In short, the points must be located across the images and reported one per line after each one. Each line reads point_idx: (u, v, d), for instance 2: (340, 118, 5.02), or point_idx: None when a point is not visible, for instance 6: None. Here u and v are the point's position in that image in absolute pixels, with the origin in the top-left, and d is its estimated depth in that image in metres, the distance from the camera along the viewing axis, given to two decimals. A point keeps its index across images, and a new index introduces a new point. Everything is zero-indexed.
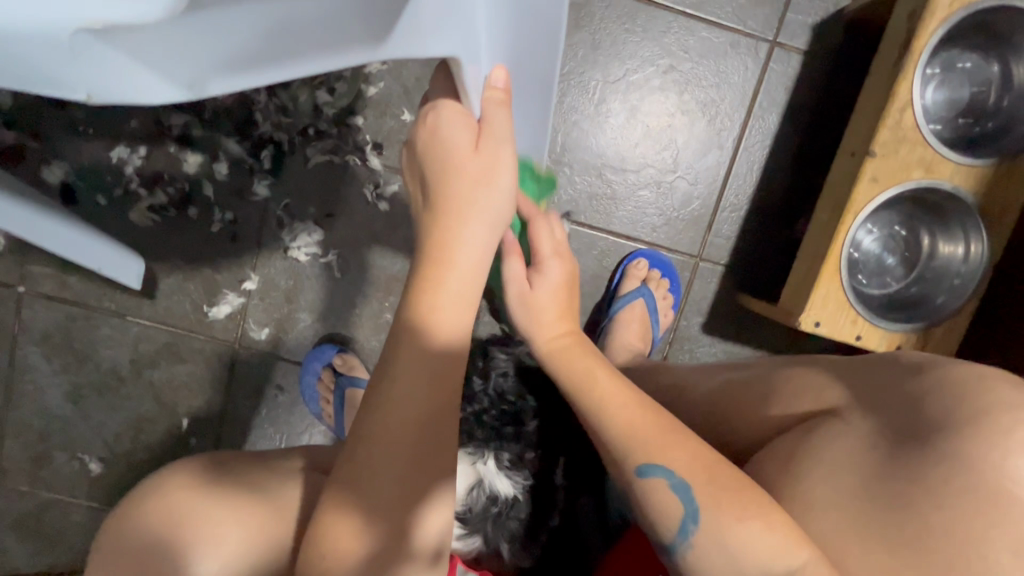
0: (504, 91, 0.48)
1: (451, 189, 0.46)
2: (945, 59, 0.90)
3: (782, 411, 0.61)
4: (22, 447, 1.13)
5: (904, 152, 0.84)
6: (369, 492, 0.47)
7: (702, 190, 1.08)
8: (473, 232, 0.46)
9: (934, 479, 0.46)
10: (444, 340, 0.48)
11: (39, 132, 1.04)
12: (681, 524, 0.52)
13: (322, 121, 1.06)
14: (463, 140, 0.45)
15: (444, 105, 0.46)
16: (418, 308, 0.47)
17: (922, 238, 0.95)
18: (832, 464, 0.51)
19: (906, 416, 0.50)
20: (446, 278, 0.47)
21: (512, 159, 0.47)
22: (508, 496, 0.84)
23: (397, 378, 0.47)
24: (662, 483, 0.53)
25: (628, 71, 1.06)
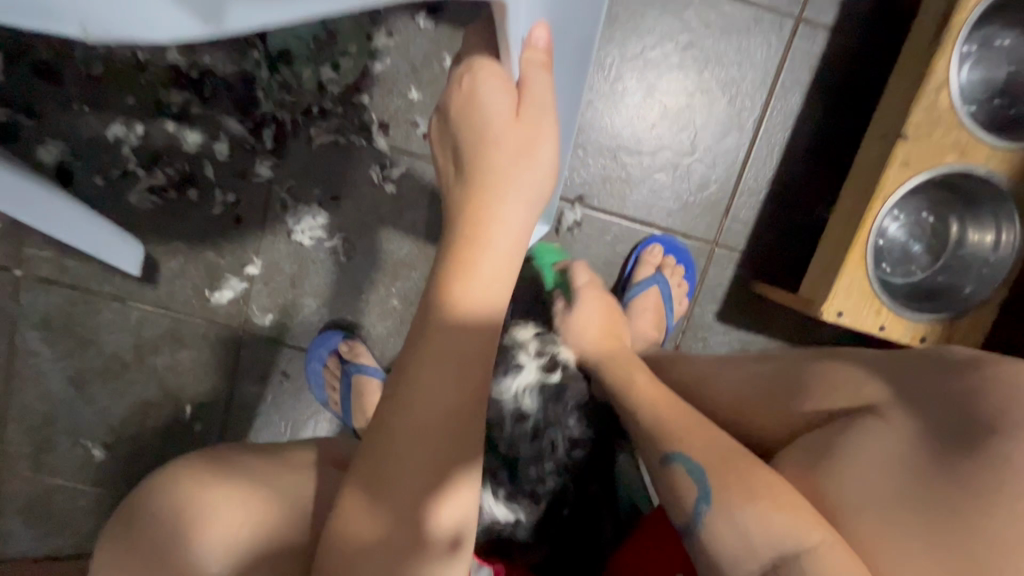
0: (545, 51, 0.47)
1: (489, 162, 0.42)
2: (983, 36, 0.85)
3: (814, 403, 0.58)
4: (24, 432, 1.11)
5: (938, 135, 0.80)
6: (390, 486, 0.44)
7: (720, 172, 1.04)
8: (511, 211, 0.43)
9: (978, 483, 0.44)
10: (471, 328, 0.44)
11: (33, 110, 1.00)
12: (695, 502, 0.54)
13: (327, 100, 1.02)
14: (503, 108, 0.42)
15: (481, 66, 0.43)
16: (448, 293, 0.44)
17: (950, 225, 0.91)
18: (868, 464, 0.49)
19: (950, 414, 0.48)
20: (481, 257, 0.44)
21: (552, 133, 0.44)
22: (509, 518, 0.85)
23: (425, 371, 0.44)
24: (682, 469, 0.56)
25: (646, 47, 1.01)
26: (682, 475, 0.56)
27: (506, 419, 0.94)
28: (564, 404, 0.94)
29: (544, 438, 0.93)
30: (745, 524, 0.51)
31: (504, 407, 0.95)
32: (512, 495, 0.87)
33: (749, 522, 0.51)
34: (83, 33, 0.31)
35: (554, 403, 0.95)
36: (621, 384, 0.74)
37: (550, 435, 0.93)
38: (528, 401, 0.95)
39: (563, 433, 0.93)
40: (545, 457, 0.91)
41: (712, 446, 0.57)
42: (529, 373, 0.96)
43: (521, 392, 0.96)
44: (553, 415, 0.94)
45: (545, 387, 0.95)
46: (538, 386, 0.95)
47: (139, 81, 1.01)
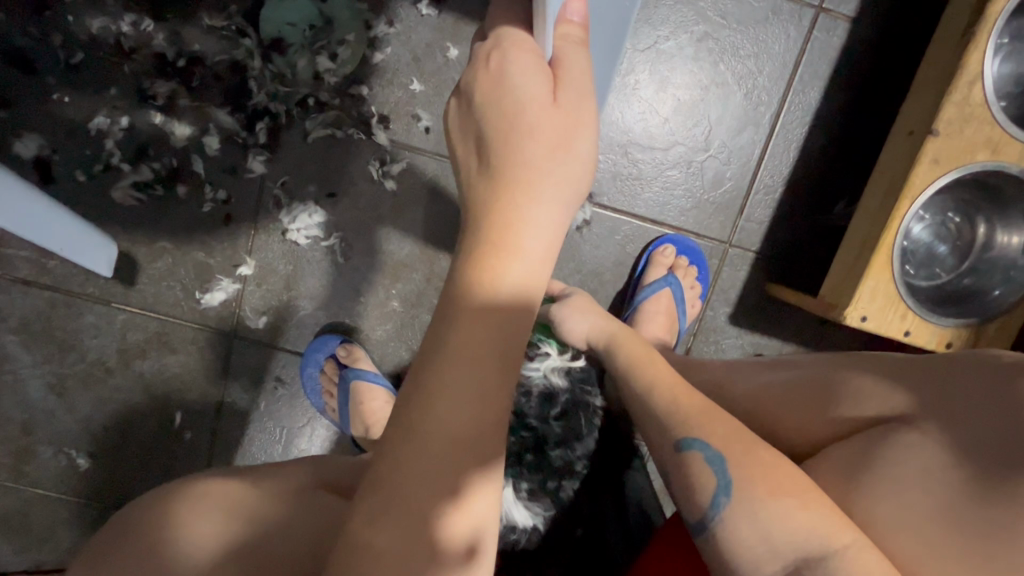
0: (581, 27, 0.43)
1: (520, 155, 0.38)
2: (1015, 28, 0.81)
3: (847, 412, 0.53)
4: (4, 441, 1.05)
5: (970, 131, 0.76)
6: (397, 496, 0.38)
7: (736, 169, 1.00)
8: (543, 213, 0.39)
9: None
10: (493, 336, 0.40)
11: (8, 102, 0.94)
12: (712, 496, 0.49)
13: (323, 91, 0.97)
14: (538, 92, 0.38)
15: (512, 42, 0.39)
16: (468, 304, 0.40)
17: (977, 226, 0.87)
18: (905, 477, 0.45)
19: (996, 425, 0.44)
20: (508, 265, 0.40)
21: (591, 123, 0.40)
22: (528, 525, 0.77)
23: (438, 376, 0.39)
24: (698, 456, 0.51)
25: (659, 38, 0.96)
26: (700, 467, 0.51)
27: (532, 402, 0.86)
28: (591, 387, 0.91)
29: (574, 418, 0.87)
30: (774, 541, 0.45)
31: (532, 385, 0.88)
32: (534, 495, 0.79)
33: (771, 525, 0.45)
34: None
35: (582, 384, 0.91)
36: (637, 374, 0.66)
37: (579, 417, 0.87)
38: (557, 380, 0.89)
39: (590, 415, 0.88)
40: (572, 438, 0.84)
41: (732, 439, 0.51)
42: (556, 357, 0.91)
43: (550, 371, 0.90)
44: (581, 398, 0.89)
45: (572, 372, 0.91)
46: (566, 368, 0.91)
47: (123, 70, 0.95)
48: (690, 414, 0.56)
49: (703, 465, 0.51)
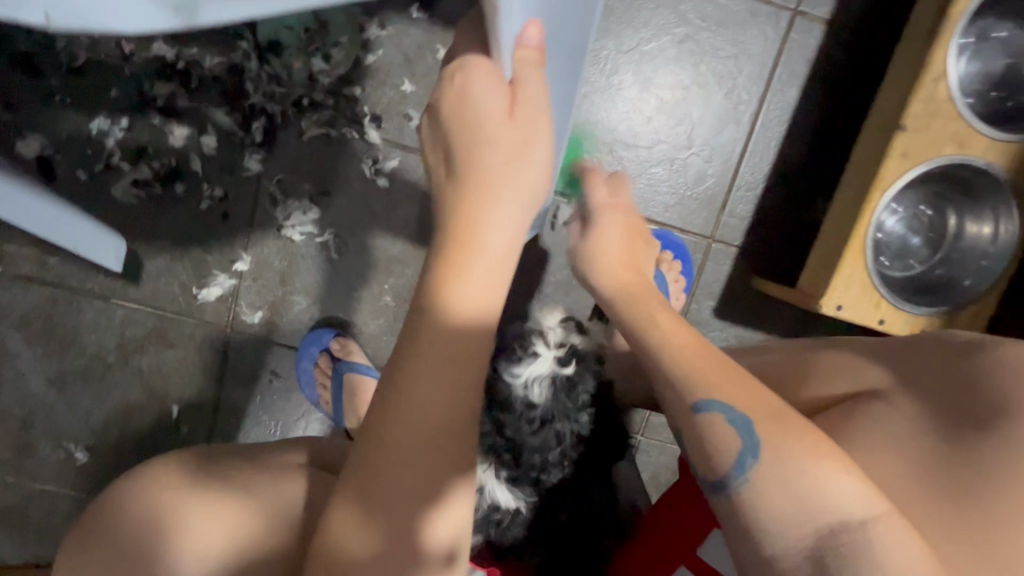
0: (537, 50, 0.44)
1: (481, 165, 0.41)
2: (980, 28, 0.85)
3: (816, 390, 0.57)
4: (4, 436, 1.07)
5: (937, 127, 0.79)
6: (371, 487, 0.45)
7: (717, 167, 1.03)
8: (504, 215, 0.42)
9: (994, 463, 0.43)
10: (462, 332, 0.43)
11: (13, 103, 0.97)
12: (739, 455, 0.46)
13: (317, 91, 1.00)
14: (495, 106, 0.41)
15: (473, 64, 0.41)
16: (436, 311, 0.43)
17: (948, 217, 0.90)
18: (880, 448, 0.48)
19: (965, 397, 0.47)
20: (472, 264, 0.42)
21: (547, 132, 0.43)
22: (511, 506, 0.75)
23: (407, 377, 0.44)
24: (720, 417, 0.47)
25: (642, 40, 1.00)
26: (720, 427, 0.47)
27: (509, 408, 0.73)
28: (578, 398, 0.78)
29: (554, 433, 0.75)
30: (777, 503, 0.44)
31: (509, 393, 0.74)
32: (514, 482, 0.75)
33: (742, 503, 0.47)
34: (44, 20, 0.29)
35: (569, 392, 0.77)
36: (642, 329, 0.56)
37: (559, 431, 0.75)
38: (538, 391, 0.74)
39: (573, 424, 0.77)
40: (551, 449, 0.74)
41: None
42: (545, 361, 0.76)
43: (532, 382, 0.75)
44: (565, 409, 0.76)
45: (558, 380, 0.76)
46: (555, 377, 0.75)
47: (123, 72, 0.98)
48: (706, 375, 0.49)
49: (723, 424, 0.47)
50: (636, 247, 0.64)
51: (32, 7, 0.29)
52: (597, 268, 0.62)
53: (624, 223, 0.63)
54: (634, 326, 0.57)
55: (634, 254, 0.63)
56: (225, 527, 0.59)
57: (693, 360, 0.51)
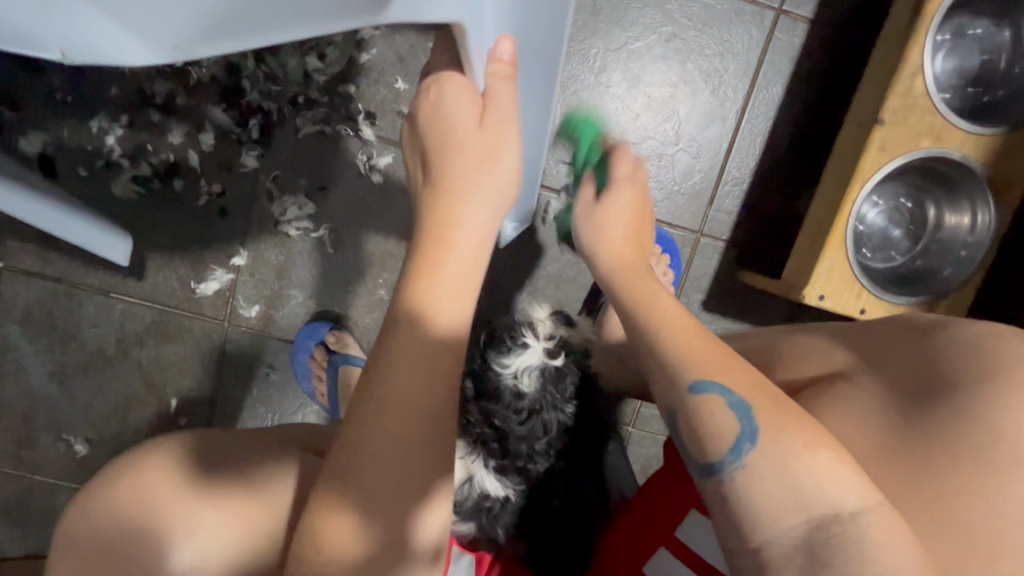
0: (510, 63, 0.48)
1: (454, 169, 0.46)
2: (956, 25, 0.87)
3: (790, 372, 0.63)
4: (6, 429, 1.09)
5: (914, 120, 0.82)
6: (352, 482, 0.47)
7: (704, 163, 1.05)
8: (474, 215, 0.46)
9: (946, 433, 0.49)
10: (442, 323, 0.47)
11: (15, 101, 0.99)
12: (734, 441, 0.44)
13: (313, 89, 1.02)
14: (466, 117, 0.45)
15: (448, 78, 0.47)
16: (412, 313, 0.46)
17: (927, 209, 0.93)
18: (846, 421, 0.54)
19: (920, 375, 0.53)
20: (446, 259, 0.46)
21: (515, 140, 0.48)
22: (500, 493, 0.77)
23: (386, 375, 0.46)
24: (719, 400, 0.46)
25: (630, 39, 1.02)
26: (719, 410, 0.46)
27: (499, 395, 0.77)
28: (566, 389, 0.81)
29: (540, 420, 0.78)
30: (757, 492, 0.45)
31: (500, 381, 0.78)
32: (504, 468, 0.78)
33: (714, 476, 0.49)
34: (60, 55, 0.36)
35: (554, 388, 0.80)
36: (637, 309, 0.56)
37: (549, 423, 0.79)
38: (529, 382, 0.78)
39: (558, 416, 0.80)
40: (537, 437, 0.78)
41: None
42: (533, 351, 0.80)
43: (522, 371, 0.78)
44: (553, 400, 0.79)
45: (546, 369, 0.79)
46: (544, 367, 0.79)
47: (123, 70, 1.00)
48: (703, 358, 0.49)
49: (721, 407, 0.46)
50: (636, 230, 0.68)
51: (54, 46, 0.36)
52: (601, 240, 0.66)
53: (622, 203, 0.67)
54: (626, 301, 0.59)
55: (634, 233, 0.68)
56: (223, 525, 0.63)
57: (693, 346, 0.51)
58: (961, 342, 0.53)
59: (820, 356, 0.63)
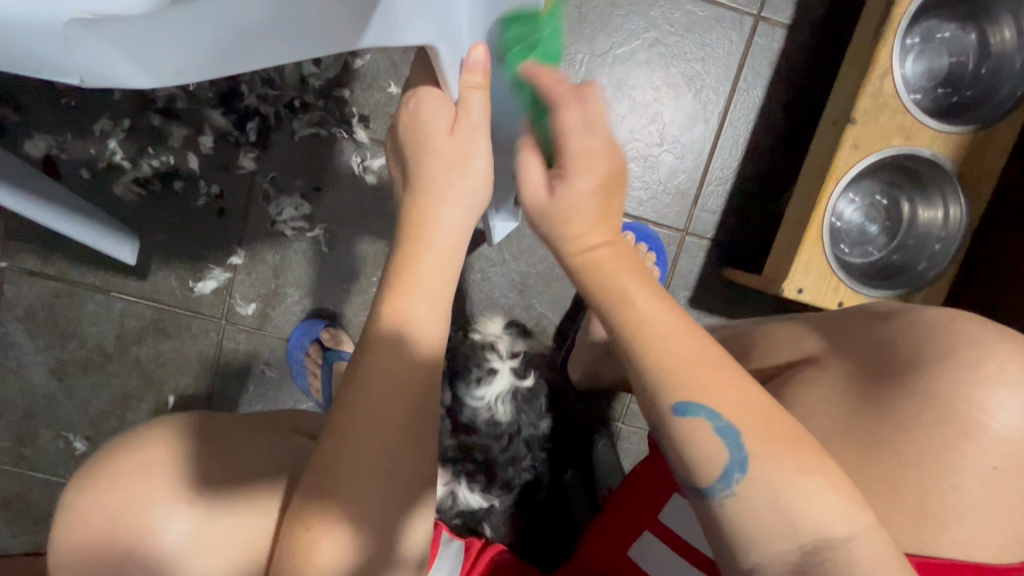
0: (483, 74, 0.52)
1: (428, 171, 0.52)
2: (924, 30, 0.91)
3: (764, 361, 0.67)
4: (6, 425, 1.11)
5: (885, 119, 0.85)
6: (338, 473, 0.51)
7: (688, 163, 1.09)
8: (448, 213, 0.52)
9: (905, 413, 0.53)
10: (419, 312, 0.52)
11: (21, 106, 1.03)
12: (725, 470, 0.45)
13: (308, 94, 1.06)
14: (441, 124, 0.51)
15: (423, 91, 0.53)
16: (392, 304, 0.51)
17: (902, 206, 0.96)
18: (811, 408, 0.57)
19: (882, 357, 0.56)
20: (422, 254, 0.52)
21: (485, 147, 0.53)
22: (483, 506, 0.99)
23: (370, 373, 0.51)
24: (705, 424, 0.45)
25: (614, 44, 1.06)
26: (705, 432, 0.45)
27: (478, 422, 0.98)
28: (534, 403, 1.02)
29: (515, 441, 1.00)
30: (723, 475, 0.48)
31: (477, 410, 0.98)
32: (487, 486, 0.99)
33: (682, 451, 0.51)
34: (79, 81, 0.36)
35: (525, 405, 1.01)
36: (614, 310, 0.48)
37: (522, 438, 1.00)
38: (501, 408, 0.99)
39: (530, 429, 1.02)
40: (518, 456, 1.00)
41: None
42: (503, 381, 0.99)
43: (495, 401, 0.99)
44: (525, 417, 1.01)
45: (516, 393, 1.00)
46: (513, 392, 1.00)
47: None
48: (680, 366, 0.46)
49: (707, 429, 0.45)
50: (609, 205, 0.51)
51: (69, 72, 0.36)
52: (564, 228, 0.50)
53: (583, 181, 0.49)
54: (601, 302, 0.49)
55: (608, 206, 0.51)
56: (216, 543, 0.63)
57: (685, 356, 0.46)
58: (920, 324, 0.56)
59: (793, 343, 0.66)
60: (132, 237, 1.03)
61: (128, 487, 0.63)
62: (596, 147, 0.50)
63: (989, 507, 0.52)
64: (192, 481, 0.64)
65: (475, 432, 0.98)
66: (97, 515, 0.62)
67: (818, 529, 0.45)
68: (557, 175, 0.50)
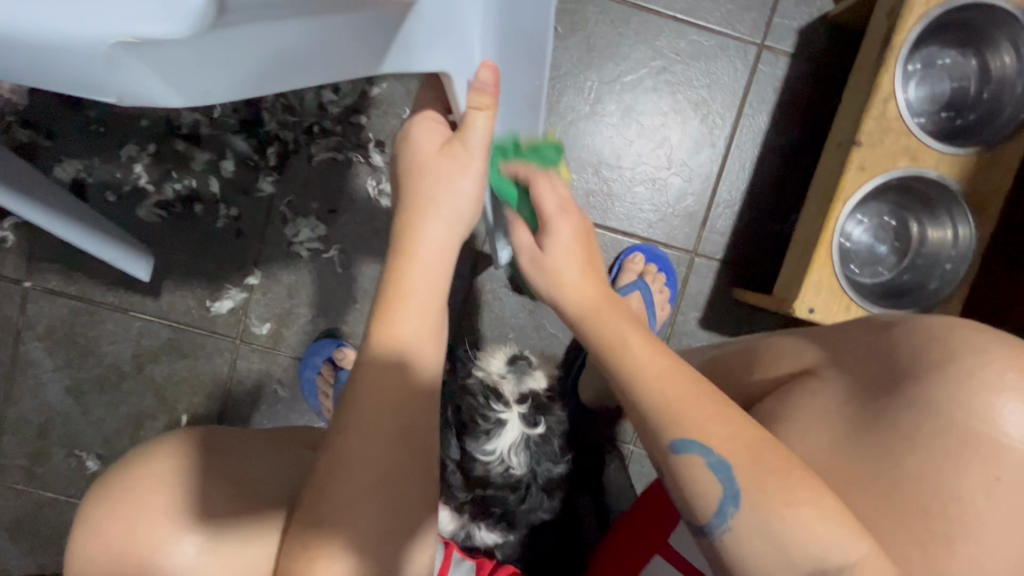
0: (492, 94, 0.52)
1: (416, 189, 0.53)
2: (924, 56, 0.94)
3: (766, 372, 0.68)
4: (21, 443, 1.13)
5: (889, 142, 0.87)
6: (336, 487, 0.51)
7: (696, 186, 1.11)
8: (432, 229, 0.52)
9: (911, 430, 0.53)
10: (408, 330, 0.52)
11: (53, 131, 1.07)
12: (719, 505, 0.47)
13: (327, 120, 1.09)
14: (429, 144, 0.54)
15: (422, 115, 0.56)
16: (385, 319, 0.52)
17: (911, 226, 0.97)
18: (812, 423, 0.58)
19: (885, 372, 0.57)
20: (408, 269, 0.52)
21: (477, 171, 0.53)
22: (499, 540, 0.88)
23: (367, 392, 0.51)
24: (699, 460, 0.46)
25: (622, 72, 1.09)
26: (699, 466, 0.47)
27: (490, 478, 0.85)
28: (551, 448, 0.89)
29: (532, 495, 0.87)
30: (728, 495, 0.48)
31: (489, 466, 0.84)
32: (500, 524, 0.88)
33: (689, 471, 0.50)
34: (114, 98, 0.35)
35: (543, 456, 0.88)
36: (614, 366, 0.51)
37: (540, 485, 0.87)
38: (518, 460, 0.85)
39: (550, 477, 0.88)
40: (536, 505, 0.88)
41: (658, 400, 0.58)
42: (515, 433, 0.86)
43: (508, 453, 0.85)
44: (543, 467, 0.88)
45: (530, 441, 0.87)
46: (526, 441, 0.86)
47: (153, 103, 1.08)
48: (678, 408, 0.48)
49: (701, 464, 0.47)
50: (593, 254, 0.56)
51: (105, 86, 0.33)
52: (556, 285, 0.55)
53: (565, 242, 0.54)
54: (595, 345, 0.53)
55: (585, 261, 0.55)
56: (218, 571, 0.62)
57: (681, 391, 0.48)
58: (924, 335, 0.57)
59: (797, 356, 0.66)
60: (148, 256, 1.06)
61: (146, 502, 0.64)
62: (570, 203, 0.56)
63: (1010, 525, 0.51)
64: (196, 497, 0.64)
65: (487, 486, 0.85)
66: (108, 539, 0.63)
67: (830, 542, 0.44)
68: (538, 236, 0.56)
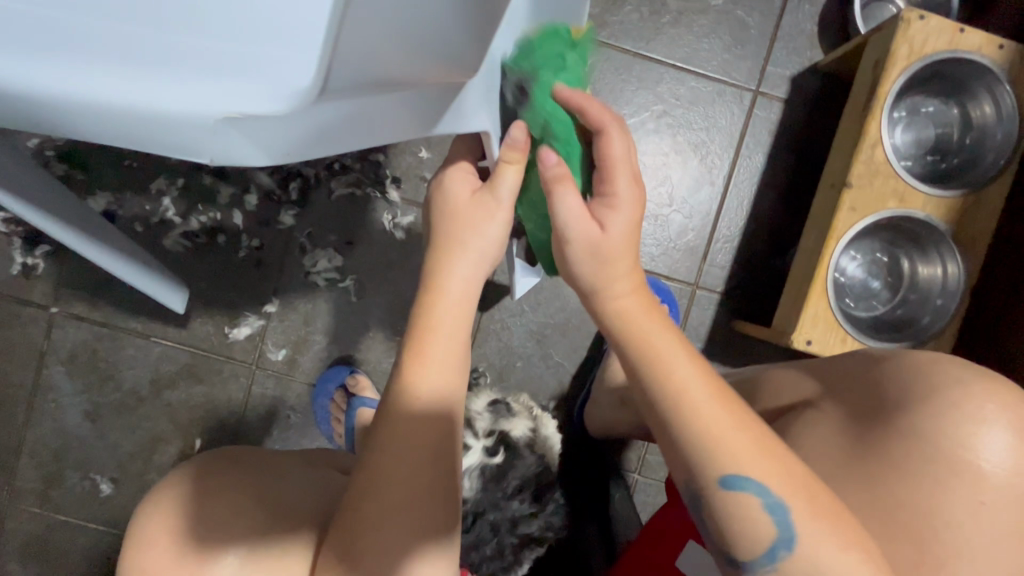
0: (523, 147, 0.56)
1: (446, 233, 0.58)
2: (909, 104, 1.01)
3: (765, 403, 0.71)
4: (37, 466, 1.15)
5: (878, 184, 0.92)
6: (371, 503, 0.55)
7: (697, 222, 1.16)
8: (460, 269, 0.57)
9: (896, 455, 0.57)
10: (433, 362, 0.56)
11: (88, 165, 1.13)
12: (772, 546, 0.50)
13: (347, 157, 1.16)
14: (462, 191, 0.59)
15: (454, 165, 0.61)
16: (411, 349, 0.56)
17: (902, 263, 1.02)
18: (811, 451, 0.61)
19: (872, 400, 0.61)
20: (437, 305, 0.57)
21: (503, 218, 0.58)
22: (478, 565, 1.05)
23: (393, 418, 0.55)
24: (754, 500, 0.50)
25: (625, 115, 1.16)
26: (753, 506, 0.50)
27: None
28: (504, 481, 1.08)
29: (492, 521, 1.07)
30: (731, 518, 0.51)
31: None
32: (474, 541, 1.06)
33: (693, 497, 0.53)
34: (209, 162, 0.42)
35: (495, 483, 1.08)
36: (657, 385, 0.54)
37: (489, 517, 1.07)
38: (472, 481, 1.07)
39: (509, 507, 1.07)
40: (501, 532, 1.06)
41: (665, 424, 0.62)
42: (472, 457, 1.08)
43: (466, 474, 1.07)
44: (494, 495, 1.08)
45: (486, 468, 1.08)
46: (481, 467, 1.08)
47: None
48: (719, 440, 0.51)
49: (755, 504, 0.50)
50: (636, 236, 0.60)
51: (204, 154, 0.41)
52: (608, 289, 0.57)
53: (628, 218, 0.57)
54: (643, 367, 0.55)
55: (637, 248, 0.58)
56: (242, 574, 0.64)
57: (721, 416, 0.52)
58: (910, 368, 0.60)
59: (791, 385, 0.70)
60: (183, 288, 1.12)
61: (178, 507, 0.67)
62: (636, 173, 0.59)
63: (1001, 552, 0.53)
64: (221, 507, 0.67)
65: None
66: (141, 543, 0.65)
67: (817, 560, 0.49)
68: (605, 206, 0.57)
